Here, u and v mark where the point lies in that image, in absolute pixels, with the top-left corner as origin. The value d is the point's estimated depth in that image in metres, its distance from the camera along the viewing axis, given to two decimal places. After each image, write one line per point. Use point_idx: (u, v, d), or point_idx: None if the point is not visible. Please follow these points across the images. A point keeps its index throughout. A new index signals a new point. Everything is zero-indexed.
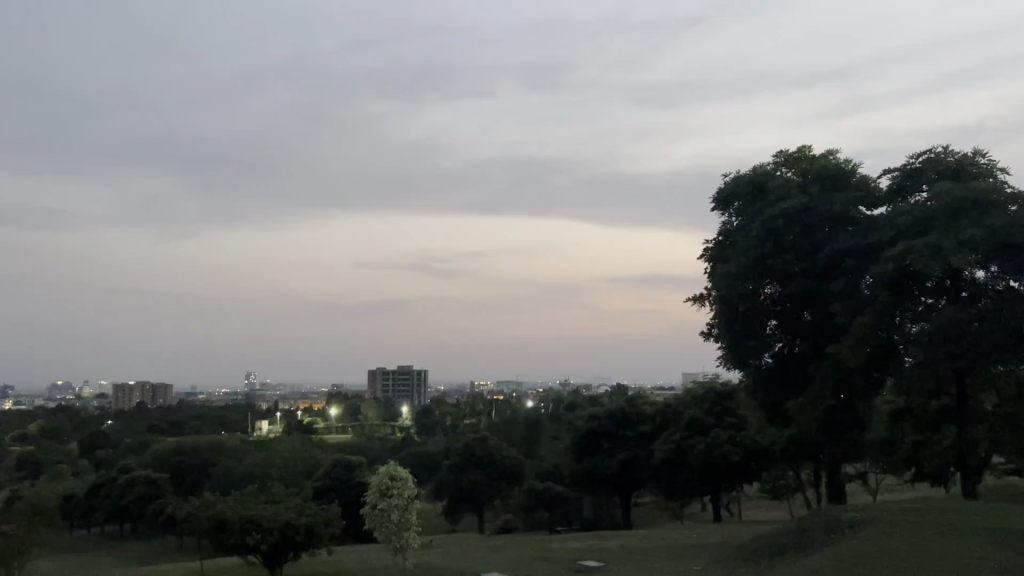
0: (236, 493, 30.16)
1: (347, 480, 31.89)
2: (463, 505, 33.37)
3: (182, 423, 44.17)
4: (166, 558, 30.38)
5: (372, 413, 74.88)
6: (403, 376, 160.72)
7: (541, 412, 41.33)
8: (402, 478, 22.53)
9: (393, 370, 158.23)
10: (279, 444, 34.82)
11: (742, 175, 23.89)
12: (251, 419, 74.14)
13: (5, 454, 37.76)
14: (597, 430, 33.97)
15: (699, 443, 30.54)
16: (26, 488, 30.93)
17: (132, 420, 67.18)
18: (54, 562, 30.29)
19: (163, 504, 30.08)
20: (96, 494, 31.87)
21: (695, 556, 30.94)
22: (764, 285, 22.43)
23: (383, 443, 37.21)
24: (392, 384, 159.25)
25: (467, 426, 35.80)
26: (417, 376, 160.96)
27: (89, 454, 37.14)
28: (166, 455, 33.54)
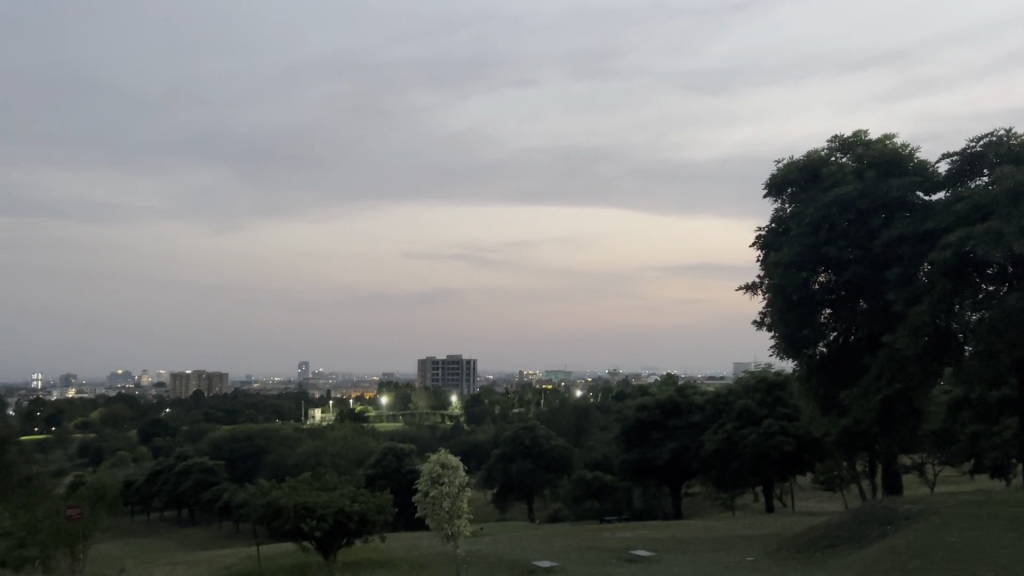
0: (290, 480, 30.69)
1: (398, 468, 32.24)
2: (513, 494, 33.51)
3: (237, 411, 45.04)
4: (223, 543, 31.02)
5: (422, 402, 75.59)
6: (452, 365, 161.95)
7: (590, 401, 41.22)
8: (454, 465, 22.68)
9: (441, 360, 159.54)
10: (331, 432, 35.31)
11: (796, 160, 23.44)
12: (304, 408, 75.47)
13: (69, 440, 38.95)
14: (646, 419, 33.81)
15: (751, 434, 30.18)
16: (89, 474, 31.82)
17: (188, 408, 68.86)
18: (116, 546, 31.16)
19: (220, 490, 30.73)
20: (156, 480, 32.67)
21: (746, 547, 30.65)
22: (818, 273, 21.99)
23: (433, 431, 37.50)
24: (440, 373, 160.61)
25: (516, 415, 35.89)
26: (465, 365, 162.20)
27: (148, 442, 38.10)
28: (222, 443, 34.23)
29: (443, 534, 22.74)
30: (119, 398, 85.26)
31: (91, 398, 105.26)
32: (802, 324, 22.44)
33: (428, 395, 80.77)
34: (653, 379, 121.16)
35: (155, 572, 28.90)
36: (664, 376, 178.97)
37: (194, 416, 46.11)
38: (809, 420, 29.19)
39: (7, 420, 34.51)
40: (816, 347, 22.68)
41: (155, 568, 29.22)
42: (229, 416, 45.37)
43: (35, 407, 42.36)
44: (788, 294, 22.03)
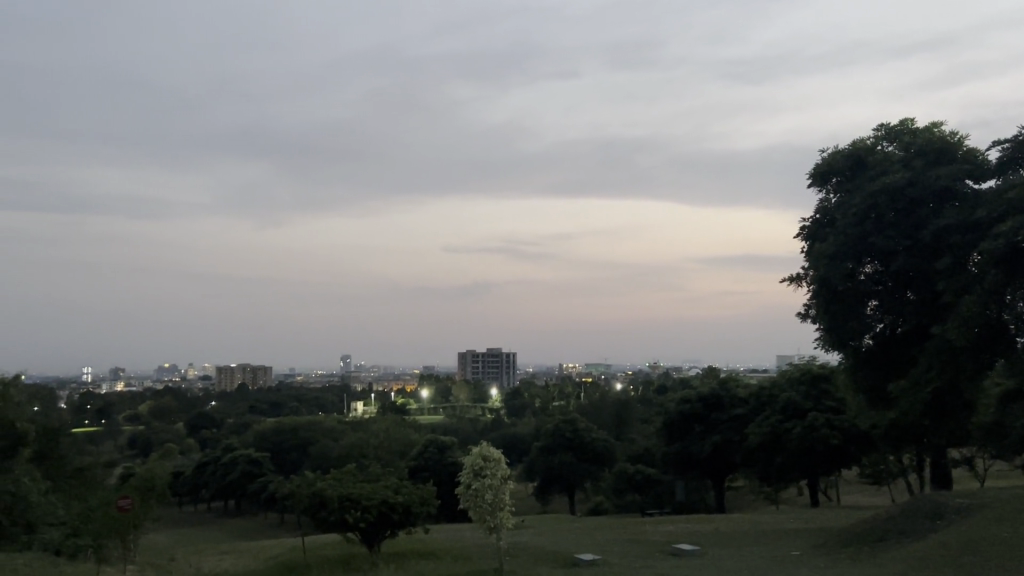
0: (335, 472, 30.99)
1: (440, 460, 32.39)
2: (554, 487, 33.47)
3: (281, 403, 45.61)
4: (269, 533, 31.44)
5: (463, 394, 76.01)
6: (491, 359, 162.13)
7: (631, 394, 41.03)
8: (496, 458, 22.71)
9: (476, 354, 160.04)
10: (373, 424, 35.55)
11: (840, 149, 23.02)
12: (346, 400, 76.27)
13: (119, 432, 39.82)
14: (688, 412, 33.56)
15: (796, 427, 29.78)
16: (139, 465, 32.37)
17: (234, 399, 70.05)
18: (165, 535, 31.72)
19: (266, 482, 31.12)
20: (203, 471, 33.19)
21: (792, 541, 30.31)
22: (865, 264, 21.54)
23: (475, 424, 37.60)
24: (476, 367, 161.16)
25: (557, 408, 35.80)
26: (504, 359, 162.22)
27: (195, 434, 38.76)
28: (267, 434, 34.66)
29: (487, 526, 22.81)
30: (167, 391, 86.79)
31: (139, 391, 107.33)
32: (848, 316, 22.01)
33: (470, 388, 81.11)
34: (692, 372, 120.19)
35: (203, 561, 29.38)
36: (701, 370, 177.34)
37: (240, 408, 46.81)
38: (856, 413, 28.69)
39: (60, 412, 35.39)
40: (862, 339, 22.20)
41: (204, 557, 29.72)
42: (273, 408, 45.96)
43: (86, 400, 43.37)
44: (833, 285, 21.63)
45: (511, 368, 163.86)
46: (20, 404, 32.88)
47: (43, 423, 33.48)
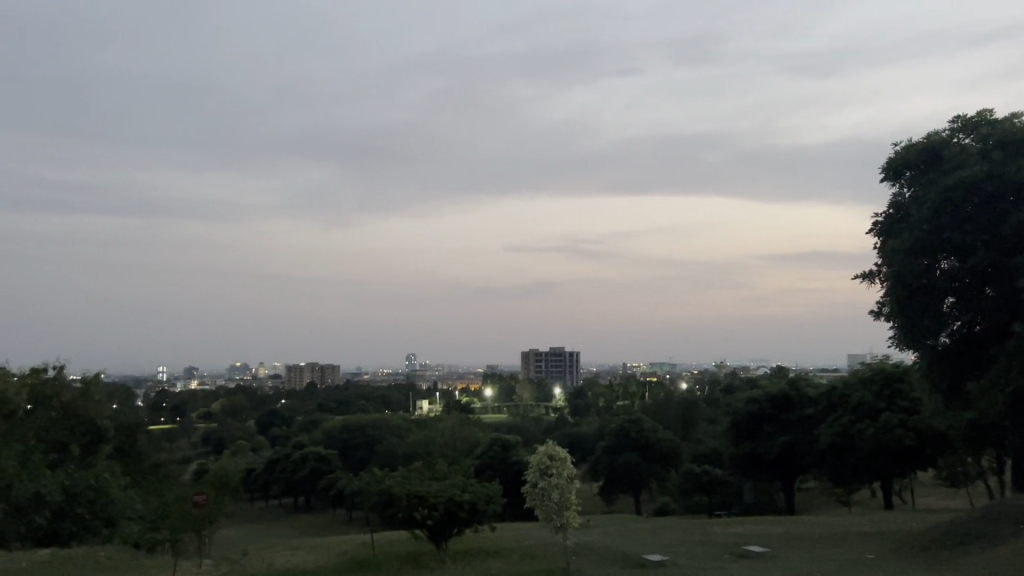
0: (402, 469, 31.35)
1: (505, 459, 32.45)
2: (619, 486, 33.25)
3: (348, 402, 46.31)
4: (338, 530, 31.85)
5: (526, 394, 76.02)
6: (555, 359, 162.03)
7: (697, 394, 40.51)
8: (562, 458, 22.76)
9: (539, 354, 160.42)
10: (438, 423, 35.80)
11: (915, 143, 22.02)
12: (409, 399, 77.06)
13: (193, 429, 40.89)
14: (757, 413, 32.99)
15: (869, 427, 28.99)
16: (212, 462, 32.93)
17: (302, 398, 71.32)
18: (238, 530, 32.41)
19: (334, 478, 31.63)
20: (274, 468, 33.86)
21: (866, 543, 29.57)
22: (939, 259, 20.17)
23: (539, 423, 37.58)
24: (541, 366, 161.30)
25: (621, 407, 35.54)
26: (569, 357, 161.67)
27: (266, 431, 39.57)
28: (335, 432, 35.19)
29: (553, 524, 22.83)
30: (235, 390, 88.60)
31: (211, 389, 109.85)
32: (923, 314, 20.70)
33: (533, 388, 81.21)
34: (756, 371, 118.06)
35: (275, 556, 29.94)
36: (763, 369, 174.17)
37: (307, 407, 47.69)
38: (932, 413, 27.78)
39: (138, 410, 36.54)
40: (939, 337, 21.00)
41: (276, 552, 30.29)
42: (340, 407, 46.80)
43: (162, 398, 44.70)
44: (906, 281, 20.41)
45: (573, 368, 163.19)
46: (100, 402, 34.11)
47: (121, 420, 34.57)
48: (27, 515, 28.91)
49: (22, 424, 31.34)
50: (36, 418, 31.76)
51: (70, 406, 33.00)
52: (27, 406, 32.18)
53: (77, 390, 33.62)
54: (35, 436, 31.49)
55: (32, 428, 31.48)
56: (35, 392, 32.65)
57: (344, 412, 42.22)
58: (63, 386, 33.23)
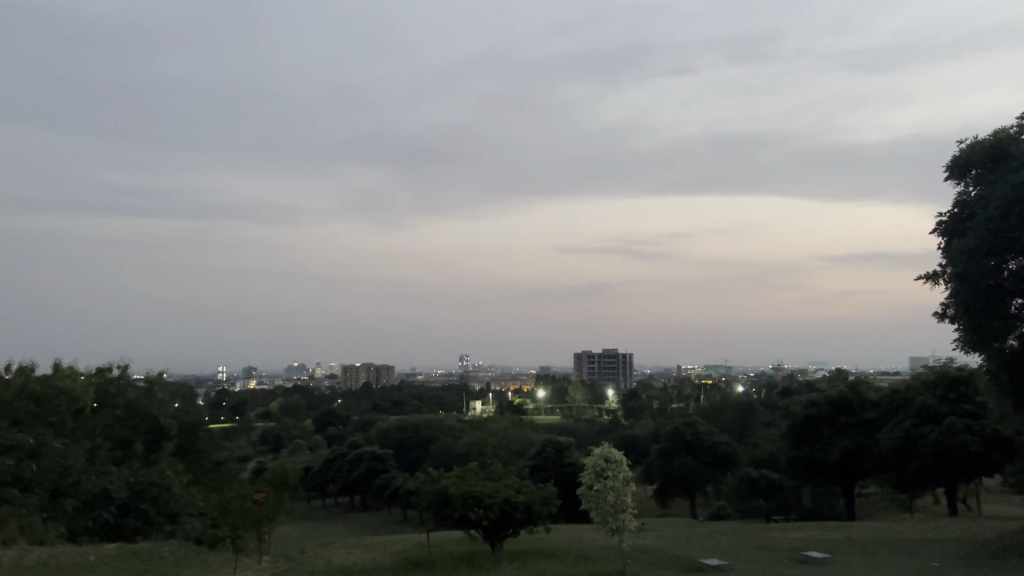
0: (456, 470, 31.51)
1: (559, 460, 32.38)
2: (674, 490, 32.98)
3: (402, 403, 46.75)
4: (394, 530, 32.12)
5: (578, 396, 75.93)
6: (609, 360, 161.00)
7: (753, 397, 39.97)
8: (617, 460, 22.68)
9: (602, 355, 160.49)
10: (492, 424, 35.85)
11: (983, 137, 20.05)
12: (461, 400, 77.68)
13: (252, 428, 41.57)
14: (816, 416, 32.51)
15: (932, 432, 28.20)
16: (271, 461, 33.48)
17: (357, 399, 72.29)
18: (296, 528, 32.91)
19: (390, 478, 31.95)
20: (330, 467, 34.33)
21: (931, 551, 28.80)
22: (1010, 260, 18.12)
23: (592, 425, 37.45)
24: (599, 366, 160.95)
25: (676, 410, 35.23)
26: (623, 359, 159.64)
27: (322, 430, 40.08)
28: (390, 432, 35.51)
29: (610, 527, 22.75)
30: (289, 390, 90.35)
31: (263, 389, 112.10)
32: (990, 315, 18.82)
33: (585, 390, 81.13)
34: (812, 374, 115.60)
35: (333, 554, 30.29)
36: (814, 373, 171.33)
37: (362, 407, 48.32)
38: (1000, 418, 26.88)
39: (198, 409, 37.29)
40: (1008, 343, 19.04)
41: (333, 551, 30.64)
42: (394, 408, 47.33)
43: (222, 397, 45.60)
44: (971, 281, 18.53)
45: (629, 370, 162.48)
46: (163, 400, 34.99)
47: (183, 418, 35.36)
48: (94, 510, 29.80)
49: (89, 422, 32.59)
50: (102, 416, 32.92)
51: (134, 403, 34.08)
52: (93, 404, 33.48)
53: (141, 389, 34.70)
54: (102, 433, 32.60)
55: (98, 425, 32.59)
56: (101, 391, 34.04)
57: (398, 412, 42.63)
58: (126, 386, 34.51)
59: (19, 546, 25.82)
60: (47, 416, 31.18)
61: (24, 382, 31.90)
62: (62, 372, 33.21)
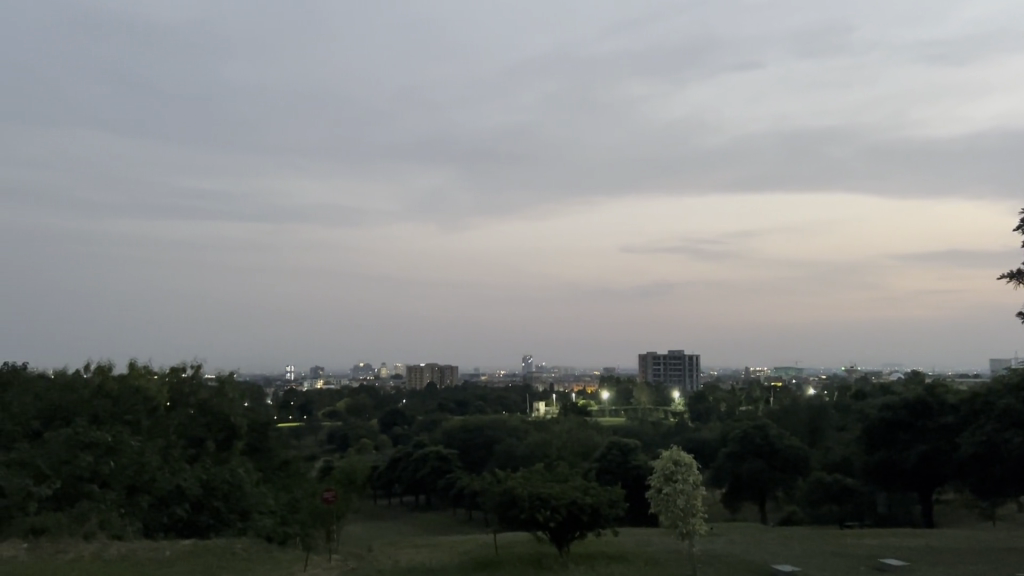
0: (522, 471, 31.42)
1: (625, 462, 32.01)
2: (743, 493, 32.37)
3: (465, 403, 46.94)
4: (460, 530, 32.23)
5: (646, 397, 75.08)
6: (674, 360, 158.88)
7: (826, 399, 39.00)
8: (688, 465, 22.38)
9: (671, 355, 158.59)
10: (556, 425, 35.67)
11: None
12: (526, 401, 77.65)
13: (318, 428, 42.21)
14: (891, 420, 31.57)
15: (1017, 436, 26.09)
16: (338, 459, 33.90)
17: (422, 399, 72.66)
18: (364, 527, 33.22)
19: (455, 478, 32.10)
20: (396, 467, 34.58)
21: (1017, 560, 27.68)
22: None
23: (658, 427, 37.04)
24: (662, 366, 159.13)
25: (745, 412, 34.56)
26: (689, 359, 157.29)
27: (387, 430, 40.44)
28: (455, 433, 35.60)
29: (680, 529, 22.48)
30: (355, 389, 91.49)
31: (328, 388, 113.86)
32: None
33: (652, 392, 80.26)
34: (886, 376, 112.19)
35: (401, 553, 30.48)
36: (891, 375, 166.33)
37: (425, 406, 48.64)
38: None
39: (267, 407, 37.84)
40: None
41: (401, 550, 30.84)
42: (456, 407, 47.57)
43: (290, 397, 46.41)
44: None
45: (693, 370, 160.18)
46: (234, 399, 35.49)
47: (253, 417, 35.66)
48: (169, 506, 30.52)
49: (163, 421, 33.45)
50: (176, 415, 33.73)
51: (206, 402, 34.85)
52: (167, 403, 34.47)
53: (213, 388, 35.46)
54: (176, 432, 33.36)
55: (172, 424, 33.37)
56: (175, 390, 35.15)
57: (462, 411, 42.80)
58: (199, 386, 35.43)
59: (99, 540, 26.66)
60: (125, 414, 32.25)
61: (101, 383, 33.15)
62: (137, 372, 34.38)
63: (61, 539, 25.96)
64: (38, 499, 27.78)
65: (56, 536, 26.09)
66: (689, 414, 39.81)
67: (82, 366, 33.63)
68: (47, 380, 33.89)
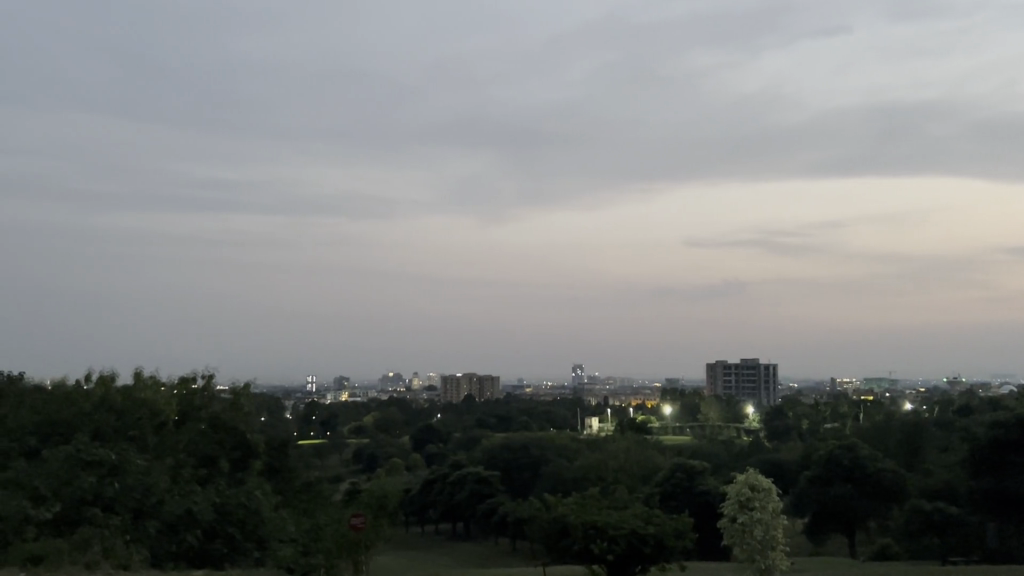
0: (574, 496, 27.44)
1: (691, 488, 27.85)
2: (829, 525, 28.11)
3: (509, 419, 43.19)
4: (503, 562, 28.29)
5: (714, 413, 70.28)
6: None
7: (923, 416, 34.43)
8: (767, 487, 17.69)
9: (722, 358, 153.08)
10: (612, 444, 31.72)
11: None
12: (581, 416, 73.42)
13: (343, 446, 38.77)
14: (1002, 439, 26.19)
15: None
16: (366, 481, 30.24)
17: (473, 414, 68.76)
18: (394, 559, 29.37)
19: (497, 504, 28.30)
20: (430, 490, 30.83)
21: None
22: None
23: (729, 447, 32.88)
24: None
25: (830, 431, 30.28)
26: None
27: (421, 448, 36.81)
28: (496, 452, 31.79)
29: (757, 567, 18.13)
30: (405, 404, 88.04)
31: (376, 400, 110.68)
32: None
33: (722, 405, 75.49)
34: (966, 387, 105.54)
35: None
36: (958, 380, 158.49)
37: (466, 422, 44.95)
38: None
39: (286, 423, 34.43)
40: None
41: None
42: (501, 424, 43.75)
43: (315, 410, 43.08)
44: None
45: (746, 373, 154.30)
46: (250, 414, 32.04)
47: (271, 434, 32.22)
48: (179, 534, 25.21)
49: (170, 436, 29.90)
50: (185, 431, 30.13)
51: (219, 417, 31.28)
52: (176, 418, 31.06)
53: (227, 402, 31.99)
54: (186, 449, 29.60)
55: (181, 441, 29.62)
56: (184, 404, 31.66)
57: (506, 428, 39.02)
58: (211, 399, 32.03)
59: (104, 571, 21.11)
60: (128, 429, 28.50)
61: (104, 394, 29.66)
62: (143, 383, 30.87)
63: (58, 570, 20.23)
64: (33, 524, 22.61)
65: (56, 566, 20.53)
66: (766, 433, 35.62)
67: (82, 376, 30.24)
68: (45, 392, 30.62)
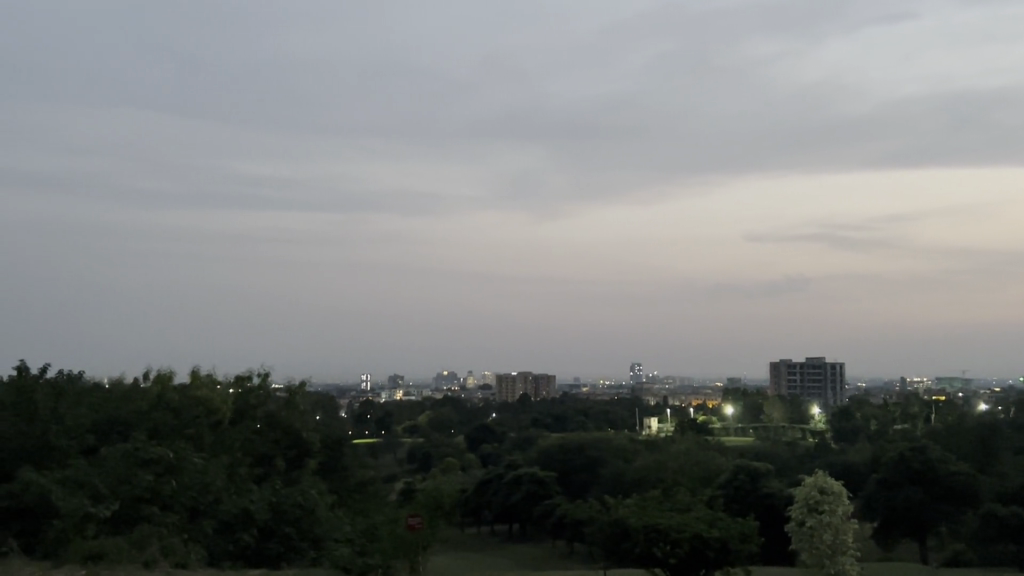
0: (633, 497, 26.86)
1: (754, 490, 27.09)
2: (899, 529, 27.19)
3: (566, 419, 42.70)
4: (561, 564, 27.80)
5: (777, 413, 68.83)
6: None
7: (999, 418, 33.16)
8: (838, 490, 16.69)
9: None
10: (672, 445, 31.10)
11: None
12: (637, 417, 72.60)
13: (398, 445, 38.64)
14: None
15: None
16: (420, 481, 30.00)
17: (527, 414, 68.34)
18: (450, 560, 29.06)
19: (554, 505, 27.86)
20: (486, 490, 30.49)
21: None
22: None
23: (793, 449, 32.09)
24: None
25: (900, 432, 29.32)
26: None
27: (476, 448, 36.51)
28: (553, 453, 31.34)
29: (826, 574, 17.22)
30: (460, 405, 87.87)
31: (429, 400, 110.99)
32: None
33: (785, 405, 73.96)
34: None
35: None
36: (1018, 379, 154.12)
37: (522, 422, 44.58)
38: None
39: (340, 422, 34.34)
40: None
41: None
42: (557, 424, 43.27)
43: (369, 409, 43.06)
44: None
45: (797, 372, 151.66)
46: (304, 412, 31.98)
47: (326, 433, 32.12)
48: (235, 533, 25.01)
49: (226, 435, 29.88)
50: (241, 429, 30.07)
51: (275, 415, 31.31)
52: (232, 417, 31.06)
53: (282, 401, 31.95)
54: (242, 447, 29.57)
55: (238, 440, 29.58)
56: (240, 402, 31.62)
57: (563, 429, 38.57)
58: (266, 397, 32.01)
59: (163, 568, 20.71)
60: (185, 427, 28.40)
61: (161, 393, 29.76)
62: (199, 382, 30.92)
63: (116, 566, 19.94)
64: (93, 522, 21.92)
65: (115, 563, 20.13)
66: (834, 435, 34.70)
67: (141, 374, 30.36)
68: (103, 391, 30.83)
